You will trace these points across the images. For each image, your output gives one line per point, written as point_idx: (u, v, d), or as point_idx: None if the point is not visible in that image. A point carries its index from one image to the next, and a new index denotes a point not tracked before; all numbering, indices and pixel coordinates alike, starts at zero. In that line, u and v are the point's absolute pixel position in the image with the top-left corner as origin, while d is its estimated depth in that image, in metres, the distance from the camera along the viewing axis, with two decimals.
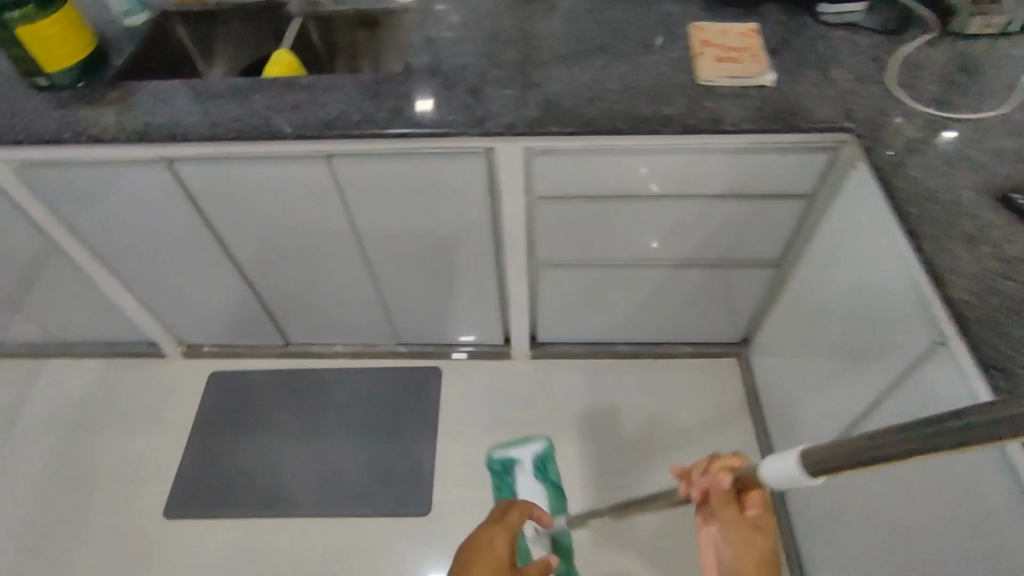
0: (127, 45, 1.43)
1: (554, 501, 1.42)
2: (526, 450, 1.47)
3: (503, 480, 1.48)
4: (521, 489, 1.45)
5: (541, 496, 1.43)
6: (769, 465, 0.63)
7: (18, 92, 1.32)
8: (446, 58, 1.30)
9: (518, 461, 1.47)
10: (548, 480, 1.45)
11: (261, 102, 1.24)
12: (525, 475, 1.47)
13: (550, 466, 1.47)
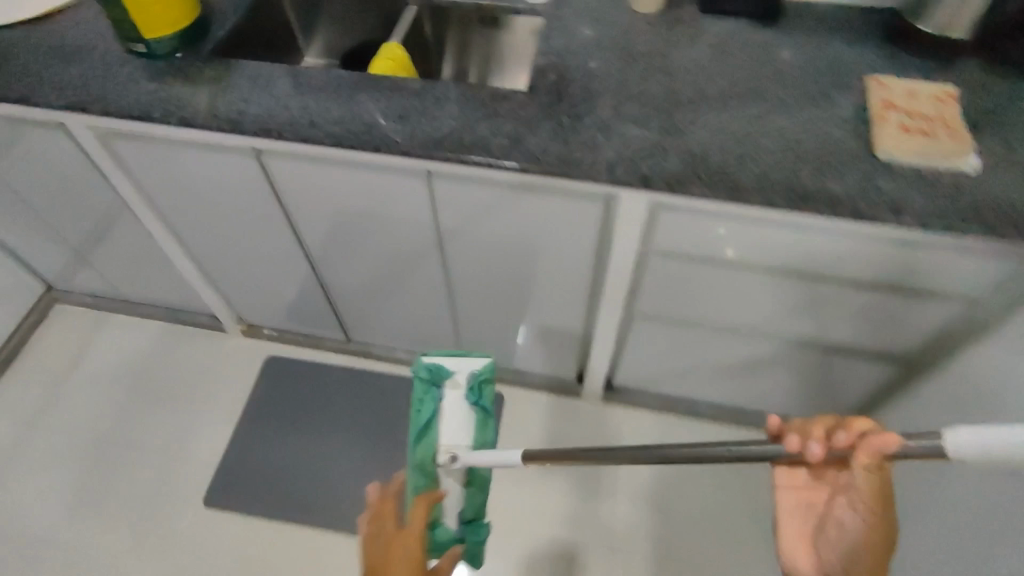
0: (227, 14, 1.31)
1: (477, 436, 1.07)
2: (467, 366, 1.09)
3: (425, 391, 1.07)
4: (449, 414, 1.06)
5: (461, 417, 1.06)
6: (959, 436, 0.52)
7: (110, 56, 1.22)
8: (574, 79, 1.14)
9: (450, 375, 1.07)
10: (481, 407, 1.07)
11: (363, 103, 1.11)
12: (451, 399, 1.07)
13: (485, 386, 1.08)
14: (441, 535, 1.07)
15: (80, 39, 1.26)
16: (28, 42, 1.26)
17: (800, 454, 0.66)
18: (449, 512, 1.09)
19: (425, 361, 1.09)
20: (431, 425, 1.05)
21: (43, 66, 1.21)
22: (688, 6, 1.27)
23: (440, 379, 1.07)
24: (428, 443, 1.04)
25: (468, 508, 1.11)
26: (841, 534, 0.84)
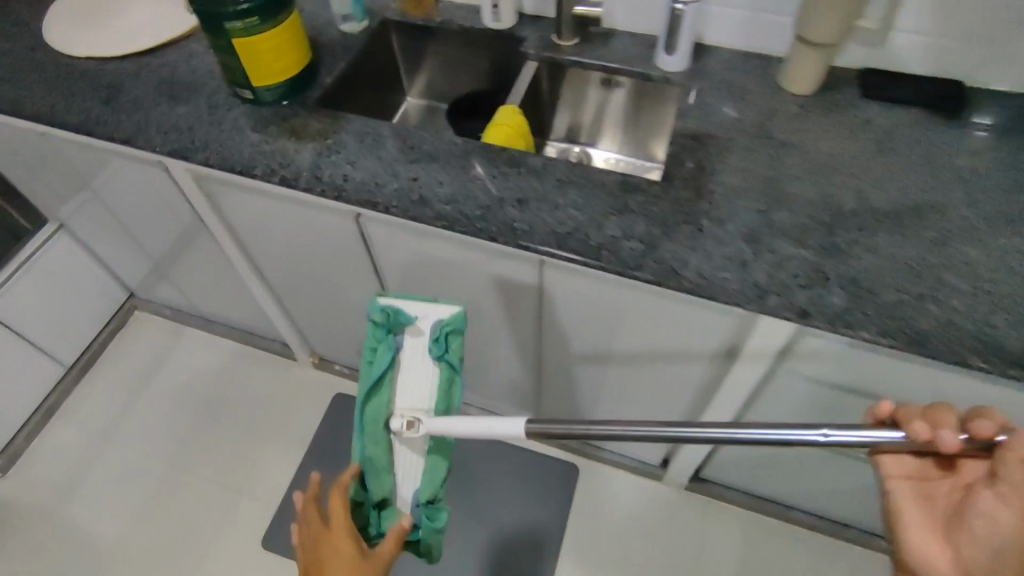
0: (338, 57, 1.22)
1: (440, 395, 0.95)
2: (435, 317, 0.97)
3: (380, 339, 0.96)
4: (406, 364, 0.96)
5: (425, 371, 0.96)
6: None
7: (214, 96, 1.15)
8: (717, 170, 1.01)
9: (410, 322, 0.96)
10: (447, 363, 0.96)
11: (480, 180, 1.00)
12: (412, 348, 0.96)
13: (454, 339, 0.96)
14: (391, 514, 0.94)
15: (184, 74, 1.19)
16: (132, 74, 1.20)
17: (936, 440, 0.69)
18: (400, 487, 0.95)
19: (384, 303, 0.98)
20: (385, 378, 0.94)
21: (145, 103, 1.15)
22: (847, 90, 1.12)
23: (397, 331, 0.96)
24: (383, 399, 0.94)
25: (425, 490, 0.94)
26: (993, 527, 0.76)
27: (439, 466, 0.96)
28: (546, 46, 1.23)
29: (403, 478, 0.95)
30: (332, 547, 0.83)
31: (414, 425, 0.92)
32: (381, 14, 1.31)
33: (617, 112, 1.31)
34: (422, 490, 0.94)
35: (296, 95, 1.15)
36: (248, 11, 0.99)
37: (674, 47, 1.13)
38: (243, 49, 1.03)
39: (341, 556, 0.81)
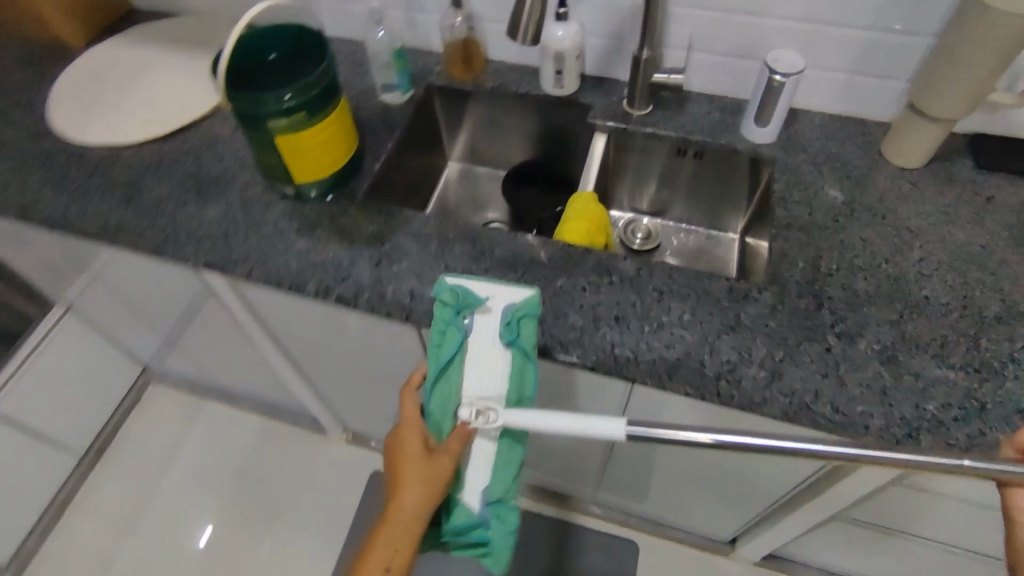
0: (383, 137, 1.09)
1: (514, 386, 0.80)
2: (506, 301, 0.82)
3: (447, 321, 0.81)
4: (474, 345, 0.81)
5: (495, 361, 0.81)
6: None
7: (249, 194, 1.01)
8: (835, 270, 0.89)
9: (480, 303, 0.81)
10: (519, 351, 0.80)
11: (568, 295, 0.87)
12: (481, 339, 0.81)
13: (528, 328, 0.80)
14: (458, 516, 0.83)
15: (211, 165, 1.05)
16: (152, 167, 1.06)
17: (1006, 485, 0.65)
18: (471, 475, 0.83)
19: (449, 281, 0.83)
20: (453, 366, 0.81)
21: (169, 204, 1.01)
22: (961, 161, 1.01)
23: (465, 314, 0.81)
24: (449, 386, 0.81)
25: (495, 487, 0.82)
26: None
27: (512, 455, 0.84)
28: (616, 114, 1.10)
29: (475, 464, 0.83)
30: (400, 442, 0.81)
31: (486, 418, 0.77)
32: (426, 81, 1.18)
33: (693, 183, 1.17)
34: (491, 488, 0.82)
35: (341, 188, 1.01)
36: (294, 106, 0.86)
37: (768, 118, 1.00)
38: (287, 146, 0.90)
39: (407, 446, 0.80)
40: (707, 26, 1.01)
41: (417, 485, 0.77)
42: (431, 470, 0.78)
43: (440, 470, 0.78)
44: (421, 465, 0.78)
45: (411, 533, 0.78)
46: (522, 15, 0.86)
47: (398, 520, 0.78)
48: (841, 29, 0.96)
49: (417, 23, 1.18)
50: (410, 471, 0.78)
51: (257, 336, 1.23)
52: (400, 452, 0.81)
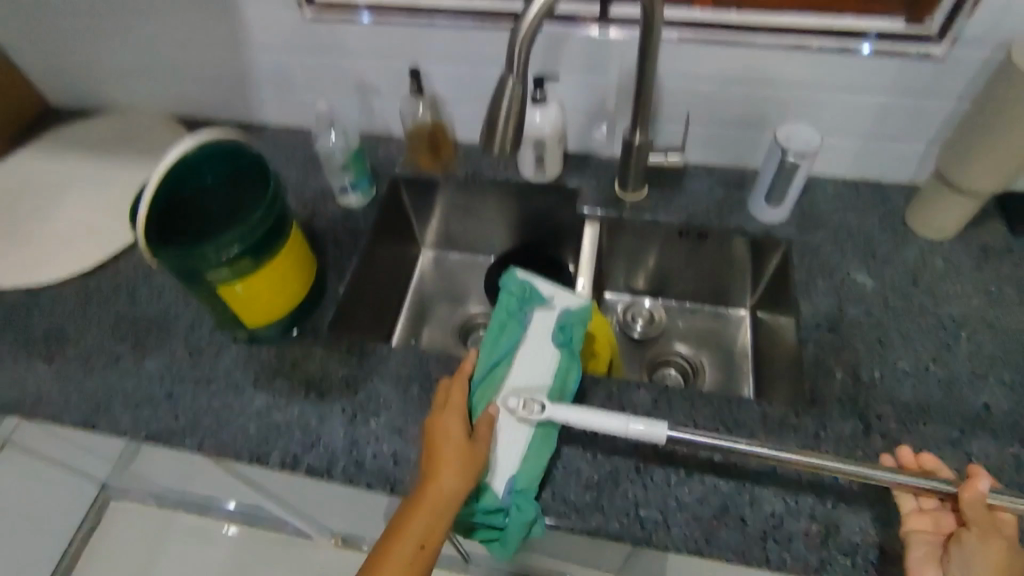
0: (345, 248, 0.95)
1: (559, 380, 0.78)
2: (561, 306, 0.84)
3: (510, 314, 0.84)
4: (529, 341, 0.81)
5: (544, 357, 0.79)
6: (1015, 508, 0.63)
7: (195, 337, 0.87)
8: (879, 380, 0.78)
9: (544, 300, 0.84)
10: (568, 350, 0.80)
11: (580, 444, 0.75)
12: (535, 335, 0.82)
13: (578, 332, 0.82)
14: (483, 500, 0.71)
15: (148, 302, 0.91)
16: (77, 310, 0.90)
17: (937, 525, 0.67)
18: (497, 468, 0.72)
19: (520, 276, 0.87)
20: (506, 355, 0.80)
21: (99, 358, 0.85)
22: (995, 227, 0.90)
23: (527, 309, 0.84)
24: (496, 374, 0.78)
25: (524, 475, 0.71)
26: None
27: (545, 447, 0.73)
28: (606, 200, 0.98)
29: (505, 454, 0.72)
30: (441, 427, 0.71)
31: (530, 408, 0.71)
32: (390, 173, 1.04)
33: (695, 260, 1.05)
34: (522, 472, 0.71)
35: (301, 321, 0.87)
36: (235, 255, 0.72)
37: (780, 199, 0.89)
38: (232, 294, 0.76)
39: (452, 433, 0.70)
40: (702, 99, 0.90)
41: (458, 474, 0.68)
42: (467, 459, 0.69)
43: (478, 459, 0.70)
44: (464, 452, 0.69)
45: (447, 511, 0.67)
46: (497, 126, 0.70)
47: (438, 502, 0.66)
48: (855, 94, 0.85)
49: (372, 108, 1.04)
50: (450, 457, 0.69)
51: (219, 478, 1.08)
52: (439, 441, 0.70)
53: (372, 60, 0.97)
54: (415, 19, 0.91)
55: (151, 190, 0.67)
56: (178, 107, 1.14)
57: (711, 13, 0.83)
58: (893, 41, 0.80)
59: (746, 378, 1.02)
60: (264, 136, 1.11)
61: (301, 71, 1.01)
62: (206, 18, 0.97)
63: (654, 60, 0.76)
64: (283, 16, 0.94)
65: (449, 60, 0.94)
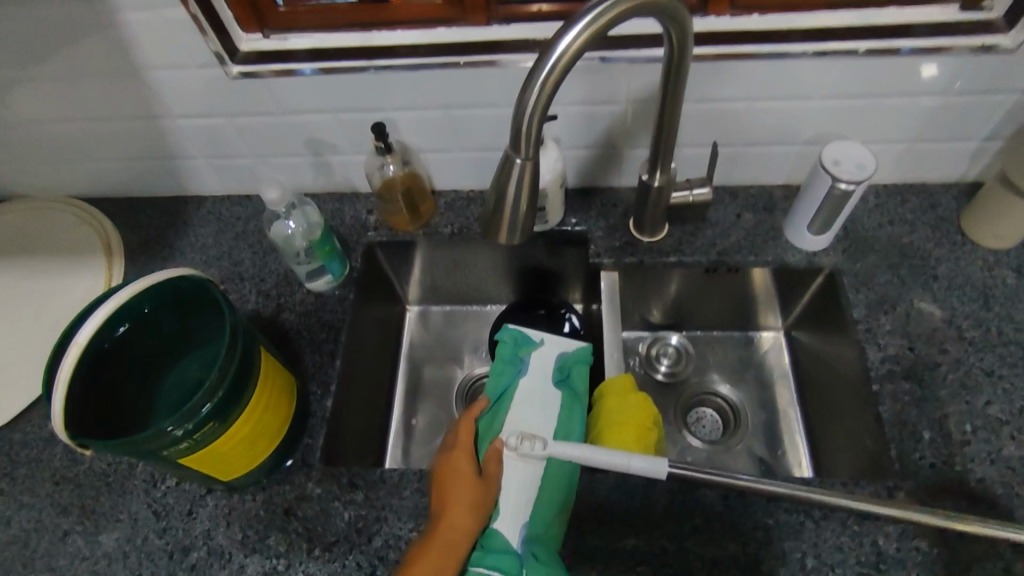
0: (324, 349, 0.79)
1: (561, 423, 0.74)
2: (557, 346, 0.80)
3: (505, 357, 0.79)
4: (527, 385, 0.77)
5: (544, 401, 0.75)
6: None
7: (159, 494, 0.71)
8: (973, 435, 0.68)
9: (537, 342, 0.80)
10: (569, 390, 0.77)
11: (650, 569, 0.64)
12: (533, 375, 0.77)
13: (579, 372, 0.78)
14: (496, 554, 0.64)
15: (92, 453, 0.74)
16: (4, 477, 0.73)
17: None
18: (506, 511, 0.66)
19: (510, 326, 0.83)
20: (507, 397, 0.76)
21: (42, 541, 0.69)
22: None
23: (523, 351, 0.80)
24: (496, 417, 0.74)
25: (539, 518, 0.65)
26: None
27: (559, 484, 0.66)
28: (619, 245, 0.84)
29: (511, 492, 0.67)
30: (449, 465, 0.66)
31: (533, 446, 0.64)
32: (363, 240, 0.88)
33: (717, 289, 0.88)
34: (536, 511, 0.65)
35: (293, 449, 0.72)
36: (196, 424, 0.57)
37: (825, 225, 0.78)
38: (205, 463, 0.62)
39: (463, 467, 0.66)
40: (725, 119, 0.77)
41: (470, 511, 0.63)
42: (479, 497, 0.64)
43: (489, 496, 0.65)
44: (476, 490, 0.64)
45: (459, 552, 0.61)
46: (503, 211, 0.56)
47: (450, 539, 0.61)
48: (905, 99, 0.73)
49: (329, 165, 0.88)
50: (460, 492, 0.64)
51: None
52: (450, 476, 0.65)
53: (324, 115, 0.81)
54: (369, 62, 0.75)
55: (65, 381, 0.53)
56: (90, 188, 0.94)
57: (730, 20, 0.70)
58: (955, 32, 0.67)
59: (792, 415, 0.88)
60: (200, 211, 0.93)
61: (237, 134, 0.84)
62: (103, 88, 0.79)
63: (679, 98, 0.61)
64: (203, 77, 0.76)
65: (418, 105, 0.79)
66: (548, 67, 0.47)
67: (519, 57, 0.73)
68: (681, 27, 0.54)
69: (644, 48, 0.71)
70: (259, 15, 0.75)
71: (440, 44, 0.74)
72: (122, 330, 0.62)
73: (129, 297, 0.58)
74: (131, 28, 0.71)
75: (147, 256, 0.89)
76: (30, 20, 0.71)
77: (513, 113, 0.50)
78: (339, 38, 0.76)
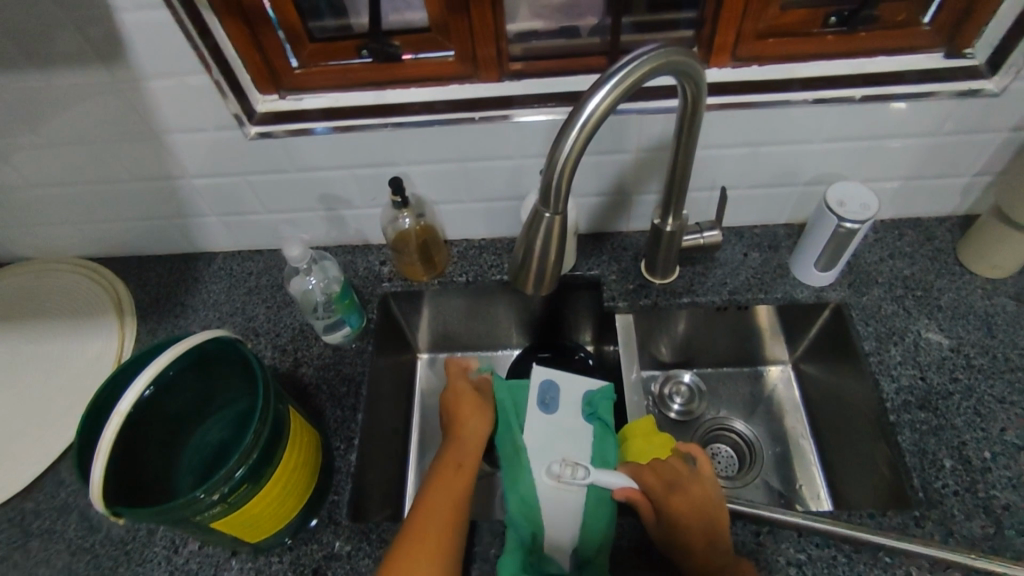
0: (346, 403, 0.78)
1: (596, 454, 0.74)
2: (585, 384, 0.81)
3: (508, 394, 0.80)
4: (557, 423, 0.77)
5: (576, 435, 0.76)
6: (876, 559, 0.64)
7: (182, 559, 0.69)
8: (993, 461, 0.69)
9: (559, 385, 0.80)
10: (599, 424, 0.77)
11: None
12: (562, 412, 0.78)
13: (607, 407, 0.78)
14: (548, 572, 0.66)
15: (109, 520, 0.72)
16: (17, 550, 0.71)
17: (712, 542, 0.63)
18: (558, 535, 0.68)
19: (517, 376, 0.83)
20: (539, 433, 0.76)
21: None
22: None
23: (550, 390, 0.80)
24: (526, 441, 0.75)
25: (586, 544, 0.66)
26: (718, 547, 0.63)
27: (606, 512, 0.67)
28: (633, 288, 0.86)
29: (556, 525, 0.68)
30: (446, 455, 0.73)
31: (574, 473, 0.69)
32: (377, 290, 0.89)
33: (727, 326, 0.89)
34: (582, 538, 0.66)
35: (318, 509, 0.70)
36: (230, 487, 0.57)
37: (830, 262, 0.81)
38: (234, 527, 0.61)
39: (463, 462, 0.71)
40: (731, 163, 0.81)
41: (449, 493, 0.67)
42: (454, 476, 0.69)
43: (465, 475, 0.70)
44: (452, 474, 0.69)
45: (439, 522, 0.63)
46: (532, 261, 0.58)
47: (439, 533, 0.62)
48: (899, 140, 0.78)
49: (342, 220, 0.90)
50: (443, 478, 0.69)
51: None
52: (450, 459, 0.72)
53: (338, 171, 0.83)
54: (385, 120, 0.77)
55: (107, 451, 0.53)
56: (101, 250, 0.95)
57: (732, 71, 0.74)
58: (942, 79, 0.73)
59: (806, 446, 0.88)
60: (211, 266, 0.93)
61: (253, 192, 0.85)
62: (119, 151, 0.80)
63: (691, 149, 0.65)
64: (221, 138, 0.78)
65: (434, 159, 0.81)
66: (577, 126, 0.50)
67: (532, 113, 0.76)
68: (697, 88, 0.58)
69: (652, 100, 0.75)
70: (274, 77, 0.77)
71: (456, 101, 0.77)
72: (149, 391, 0.61)
73: (168, 361, 0.57)
74: (155, 95, 0.73)
75: (158, 314, 0.88)
76: (53, 89, 0.72)
77: (542, 169, 0.52)
78: (353, 97, 0.78)
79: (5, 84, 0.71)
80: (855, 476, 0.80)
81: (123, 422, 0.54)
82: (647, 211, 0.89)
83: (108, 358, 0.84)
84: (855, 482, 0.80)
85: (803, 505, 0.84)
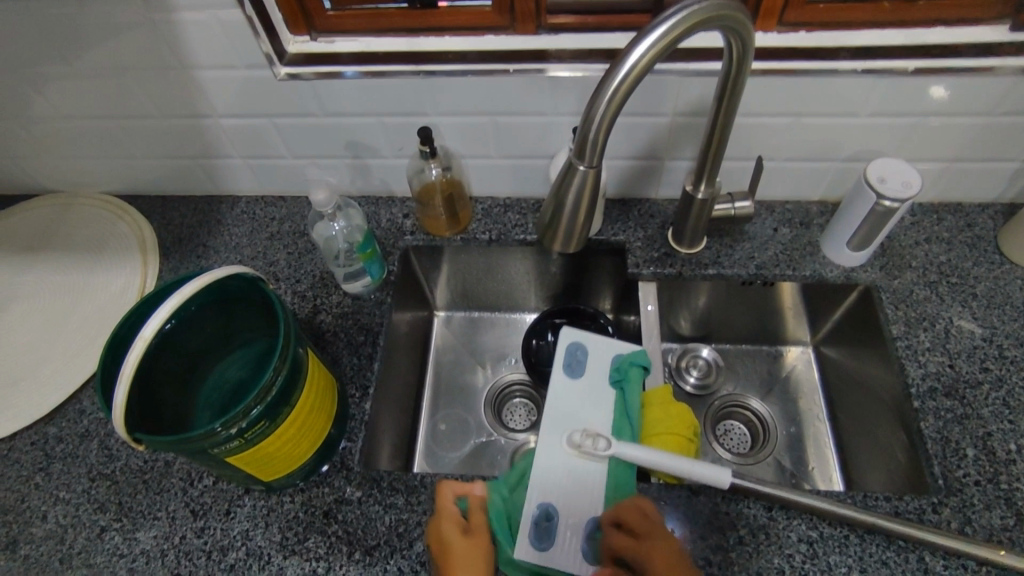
0: (363, 352, 0.79)
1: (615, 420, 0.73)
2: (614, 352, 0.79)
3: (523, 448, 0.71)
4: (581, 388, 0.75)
5: (598, 401, 0.74)
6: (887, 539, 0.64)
7: (196, 493, 0.70)
8: (1018, 454, 0.68)
9: (588, 351, 0.78)
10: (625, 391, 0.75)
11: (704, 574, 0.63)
12: (589, 379, 0.76)
13: (636, 374, 0.75)
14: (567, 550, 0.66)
15: (128, 449, 0.73)
16: (39, 472, 0.72)
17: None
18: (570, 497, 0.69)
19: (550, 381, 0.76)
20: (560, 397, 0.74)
21: (79, 538, 0.68)
22: None
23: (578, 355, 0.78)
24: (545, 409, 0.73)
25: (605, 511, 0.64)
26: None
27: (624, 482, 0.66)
28: (658, 256, 0.84)
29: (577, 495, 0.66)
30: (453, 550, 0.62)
31: (596, 444, 0.66)
32: (399, 243, 0.88)
33: (751, 302, 0.88)
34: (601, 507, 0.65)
35: (331, 453, 0.71)
36: (247, 423, 0.57)
37: (863, 242, 0.79)
38: (251, 463, 0.62)
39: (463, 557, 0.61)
40: (770, 133, 0.79)
41: None
42: None
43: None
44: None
45: None
46: (561, 217, 0.57)
47: None
48: (950, 118, 0.75)
49: (367, 169, 0.89)
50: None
51: None
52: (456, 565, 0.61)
53: (367, 119, 0.81)
54: (417, 68, 0.76)
55: (130, 376, 0.53)
56: (127, 187, 0.95)
57: (778, 36, 0.71)
58: (1003, 55, 0.69)
59: (822, 429, 0.87)
60: (234, 209, 0.93)
61: (279, 136, 0.84)
62: (148, 85, 0.79)
63: (731, 111, 0.62)
64: (251, 77, 0.77)
65: (464, 111, 0.80)
66: (618, 78, 0.48)
67: (569, 68, 0.74)
68: (744, 45, 0.55)
69: (693, 61, 0.72)
70: (307, 18, 0.75)
71: (490, 51, 0.75)
72: (170, 325, 0.61)
73: (192, 292, 0.57)
74: (187, 28, 0.72)
75: (181, 253, 0.89)
76: (86, 16, 0.71)
77: (579, 122, 0.50)
78: (384, 43, 0.76)
79: (38, 9, 0.70)
80: (872, 461, 0.79)
81: (146, 348, 0.55)
82: (678, 179, 0.86)
83: (131, 292, 0.84)
84: (871, 466, 0.79)
85: (813, 486, 0.83)
